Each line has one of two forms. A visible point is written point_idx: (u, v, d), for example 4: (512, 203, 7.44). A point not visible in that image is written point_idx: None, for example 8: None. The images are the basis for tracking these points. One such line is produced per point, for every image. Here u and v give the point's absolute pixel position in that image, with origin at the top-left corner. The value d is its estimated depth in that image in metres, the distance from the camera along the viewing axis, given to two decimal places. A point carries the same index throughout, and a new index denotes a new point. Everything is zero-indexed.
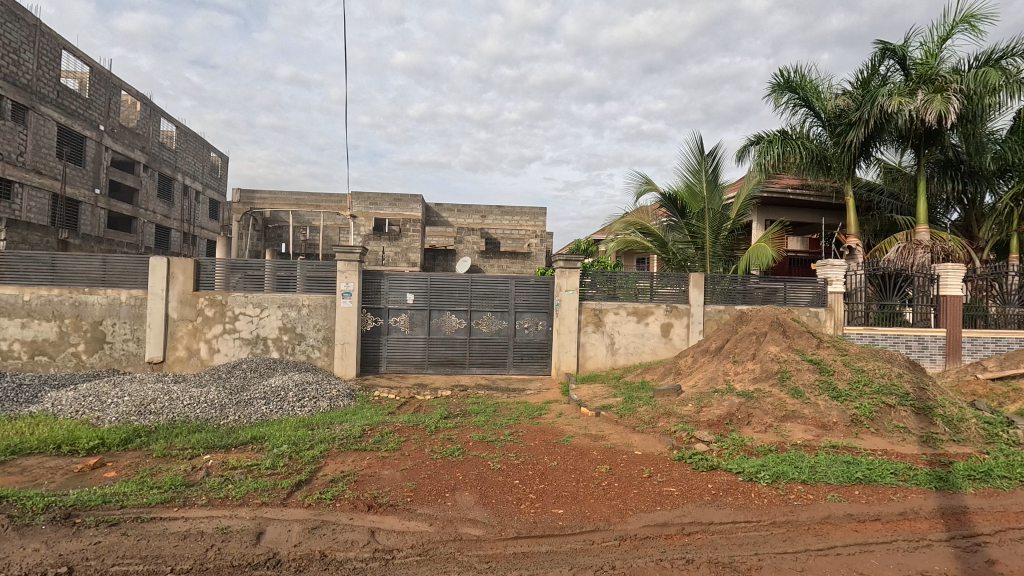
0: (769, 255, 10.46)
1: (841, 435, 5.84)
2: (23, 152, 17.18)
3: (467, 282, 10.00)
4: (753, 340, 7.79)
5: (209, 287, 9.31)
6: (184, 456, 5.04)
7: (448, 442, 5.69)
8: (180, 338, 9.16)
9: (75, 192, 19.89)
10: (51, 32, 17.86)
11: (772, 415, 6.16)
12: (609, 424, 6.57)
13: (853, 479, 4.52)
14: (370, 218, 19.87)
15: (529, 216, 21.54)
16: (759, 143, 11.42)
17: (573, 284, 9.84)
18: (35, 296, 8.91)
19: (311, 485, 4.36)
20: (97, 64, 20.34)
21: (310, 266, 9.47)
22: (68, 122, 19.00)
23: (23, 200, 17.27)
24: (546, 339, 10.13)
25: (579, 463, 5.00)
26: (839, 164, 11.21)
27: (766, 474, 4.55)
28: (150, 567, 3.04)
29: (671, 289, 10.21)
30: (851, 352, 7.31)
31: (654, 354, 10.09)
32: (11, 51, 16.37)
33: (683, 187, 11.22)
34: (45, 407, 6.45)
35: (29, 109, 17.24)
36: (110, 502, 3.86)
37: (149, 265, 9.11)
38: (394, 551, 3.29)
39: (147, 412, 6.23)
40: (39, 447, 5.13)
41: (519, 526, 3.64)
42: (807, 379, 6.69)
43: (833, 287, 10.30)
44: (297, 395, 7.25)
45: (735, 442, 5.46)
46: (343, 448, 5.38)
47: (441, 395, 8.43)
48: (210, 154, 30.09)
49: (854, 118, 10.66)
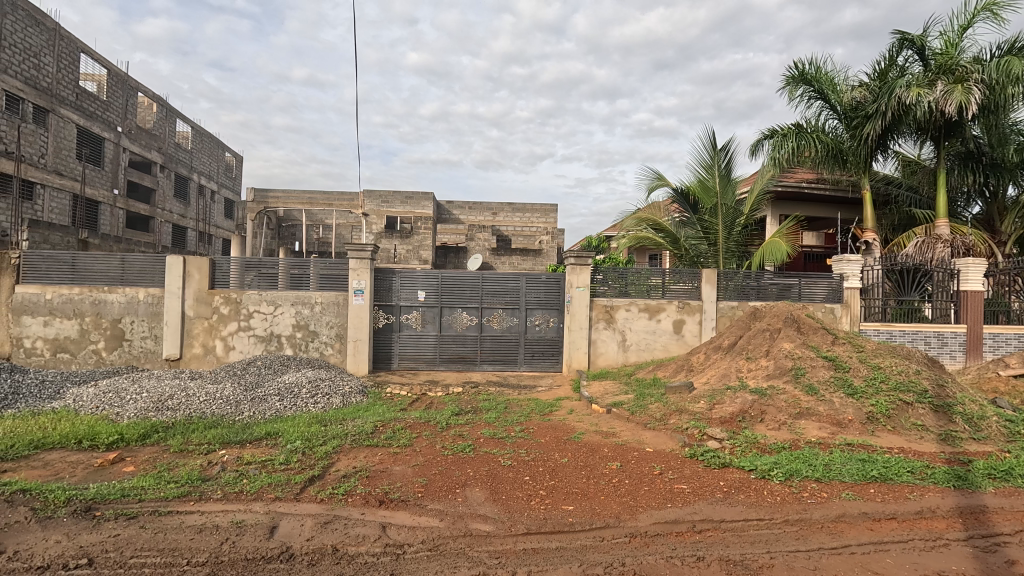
0: (783, 251, 10.28)
1: (857, 433, 5.73)
2: (44, 154, 17.56)
3: (479, 279, 10.02)
4: (767, 336, 7.70)
5: (225, 285, 9.45)
6: (201, 451, 5.14)
7: (459, 438, 5.73)
8: (196, 335, 9.32)
9: (95, 194, 20.31)
10: (70, 35, 18.17)
11: (786, 412, 6.07)
12: (620, 421, 6.54)
13: (868, 477, 4.45)
14: (382, 216, 19.98)
15: (541, 213, 21.56)
16: (772, 137, 11.26)
17: (584, 281, 9.82)
18: (57, 294, 9.12)
19: (324, 480, 4.41)
20: (114, 66, 20.65)
21: (323, 264, 9.57)
22: (86, 124, 19.35)
23: (45, 201, 17.69)
24: (557, 336, 10.11)
25: (590, 460, 4.99)
26: (856, 158, 11.01)
27: (779, 472, 4.50)
28: (168, 559, 3.10)
29: (684, 285, 10.12)
30: (868, 349, 7.17)
31: (666, 351, 10.02)
32: (32, 56, 16.70)
33: (695, 182, 11.11)
34: (67, 403, 6.61)
35: (49, 111, 17.57)
36: (128, 496, 3.94)
37: (166, 263, 9.26)
38: (405, 547, 3.31)
39: (165, 408, 6.36)
40: (61, 442, 5.25)
41: (529, 522, 3.65)
42: (821, 376, 6.61)
43: (850, 282, 10.17)
44: (311, 392, 7.34)
45: (748, 439, 5.42)
46: (356, 444, 5.43)
47: (452, 391, 8.47)
48: (226, 155, 30.68)
49: (871, 110, 10.45)
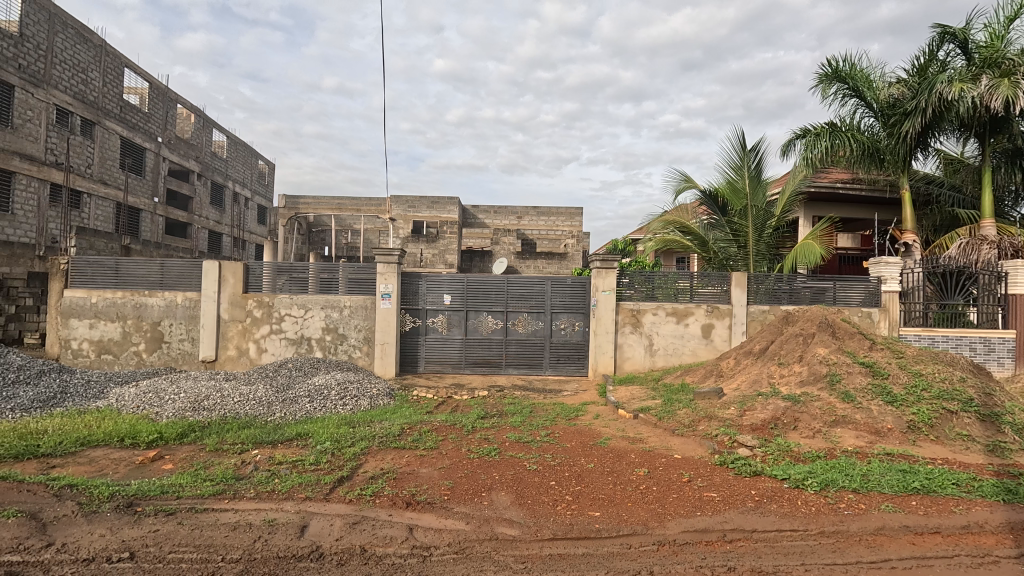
0: (817, 254, 9.96)
1: (897, 442, 5.51)
2: (90, 164, 18.42)
3: (504, 283, 10.05)
4: (800, 341, 7.48)
5: (257, 289, 9.72)
6: (235, 451, 5.29)
7: (485, 442, 5.74)
8: (231, 338, 9.60)
9: (137, 202, 21.19)
10: (115, 51, 19.06)
11: (820, 420, 5.87)
12: (647, 427, 6.45)
13: (909, 489, 4.27)
14: (408, 221, 20.25)
15: (566, 216, 21.53)
16: (805, 137, 10.97)
17: (610, 284, 9.73)
18: (101, 298, 9.54)
19: (353, 481, 4.48)
20: (155, 79, 21.56)
21: (351, 268, 9.75)
22: (129, 135, 20.23)
23: (91, 209, 18.54)
24: (583, 340, 10.04)
25: (617, 466, 4.94)
26: (894, 157, 10.64)
27: (814, 482, 4.36)
28: (203, 555, 3.19)
29: (713, 289, 9.94)
30: (908, 355, 6.91)
31: (695, 356, 9.84)
32: (80, 71, 17.57)
33: (723, 183, 10.90)
34: (110, 402, 6.89)
35: (95, 124, 18.43)
36: (167, 493, 4.08)
37: (203, 268, 9.59)
38: (432, 549, 3.33)
39: (201, 408, 6.57)
40: (104, 440, 5.48)
41: (555, 527, 3.63)
42: (858, 383, 6.37)
43: (888, 285, 9.81)
44: (340, 394, 7.48)
45: (780, 447, 5.27)
46: (383, 446, 5.50)
47: (478, 395, 8.50)
48: (259, 163, 31.61)
49: (909, 107, 10.08)
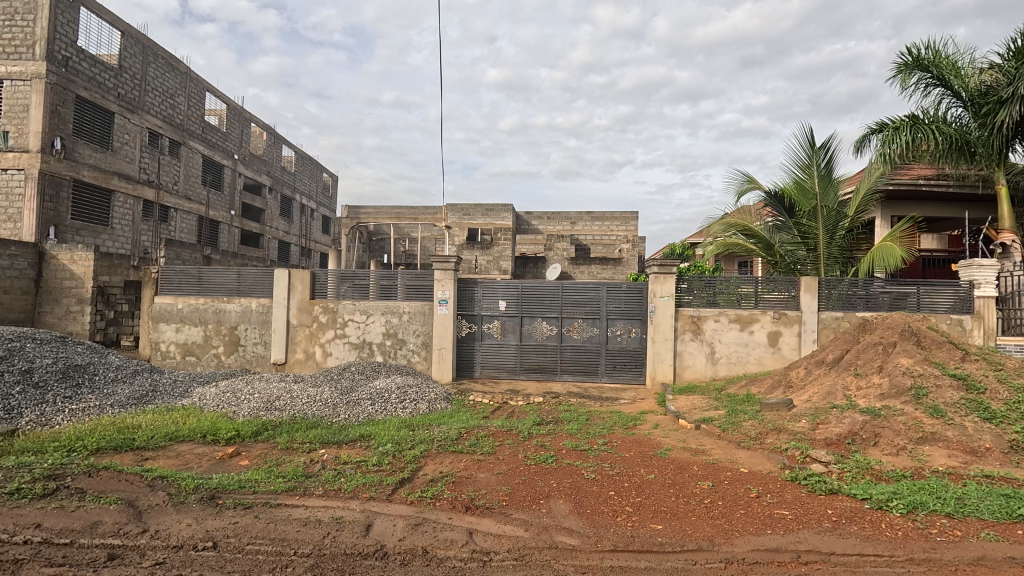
0: (897, 256, 9.20)
1: (997, 464, 4.98)
2: (177, 181, 20.08)
3: (558, 289, 10.02)
4: (879, 351, 6.94)
5: (323, 296, 10.22)
6: (304, 449, 5.57)
7: (541, 449, 5.72)
8: (299, 342, 10.13)
9: (216, 215, 22.86)
10: (198, 77, 20.73)
11: (905, 436, 5.40)
12: (710, 439, 6.20)
13: (1014, 517, 3.84)
14: (463, 228, 20.63)
15: (621, 221, 21.21)
16: (882, 131, 10.23)
17: (668, 290, 9.46)
18: (186, 304, 10.35)
19: (413, 483, 4.59)
20: (232, 101, 23.24)
21: (410, 275, 10.04)
22: (210, 154, 21.89)
23: (177, 222, 20.18)
24: (640, 347, 9.82)
25: (679, 478, 4.77)
26: (987, 149, 9.73)
27: (900, 504, 4.01)
28: (278, 548, 3.38)
29: (779, 294, 9.44)
30: (1007, 367, 6.29)
31: (760, 365, 9.37)
32: (168, 97, 19.24)
33: (790, 183, 10.35)
34: (194, 401, 7.44)
35: (181, 144, 20.09)
36: (244, 487, 4.35)
37: (274, 276, 10.19)
38: (491, 554, 3.35)
39: (273, 408, 6.96)
40: (189, 435, 5.92)
41: (616, 539, 3.55)
42: (949, 398, 5.84)
43: (982, 290, 8.93)
44: (400, 397, 7.70)
45: (860, 464, 4.90)
46: (441, 450, 5.61)
47: (533, 401, 8.49)
48: (323, 175, 33.31)
49: (1005, 95, 9.18)
